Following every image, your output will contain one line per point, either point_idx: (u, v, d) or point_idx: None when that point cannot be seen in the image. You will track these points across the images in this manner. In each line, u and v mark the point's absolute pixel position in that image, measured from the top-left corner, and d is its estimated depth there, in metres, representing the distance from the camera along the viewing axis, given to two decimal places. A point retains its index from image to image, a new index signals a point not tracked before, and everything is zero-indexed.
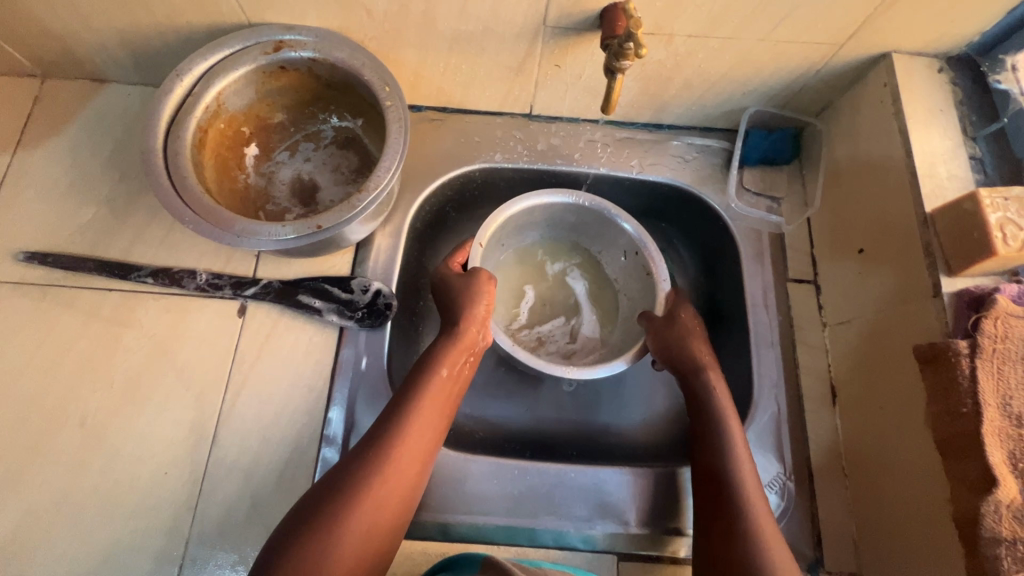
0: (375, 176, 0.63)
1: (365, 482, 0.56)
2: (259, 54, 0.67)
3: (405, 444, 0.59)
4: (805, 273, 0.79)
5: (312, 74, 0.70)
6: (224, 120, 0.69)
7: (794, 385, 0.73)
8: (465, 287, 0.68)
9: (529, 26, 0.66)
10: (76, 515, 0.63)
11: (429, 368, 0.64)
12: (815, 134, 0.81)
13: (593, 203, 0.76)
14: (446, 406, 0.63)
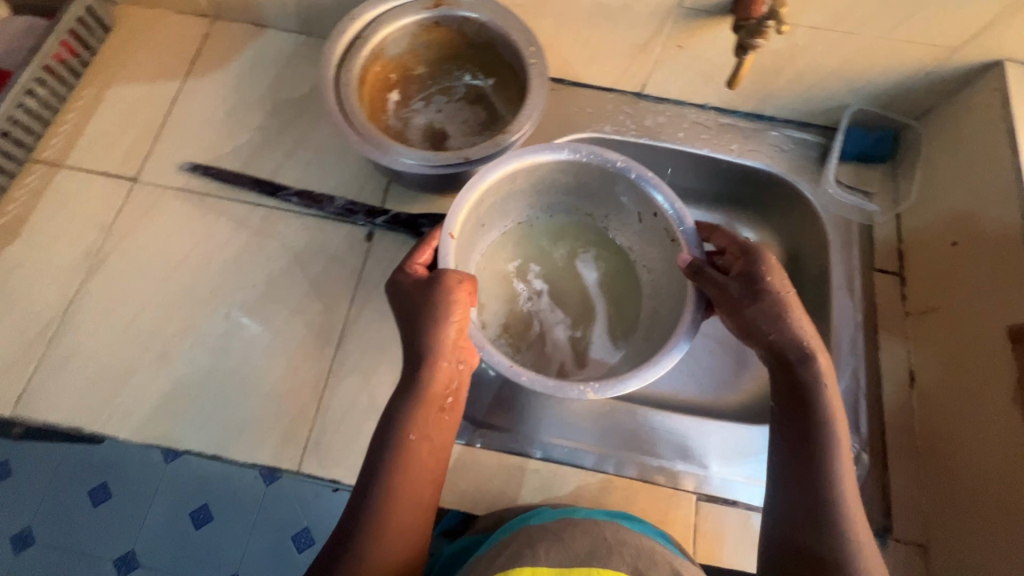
0: (518, 121, 0.71)
1: (367, 549, 0.47)
2: (422, 8, 0.75)
3: (400, 503, 0.49)
4: (891, 265, 0.83)
5: (460, 32, 0.78)
6: (380, 64, 0.78)
7: (873, 367, 0.77)
8: (426, 311, 0.55)
9: (666, 5, 0.73)
10: (218, 391, 0.71)
11: (414, 398, 0.53)
12: (913, 137, 0.85)
13: (592, 157, 0.67)
14: (437, 429, 0.53)
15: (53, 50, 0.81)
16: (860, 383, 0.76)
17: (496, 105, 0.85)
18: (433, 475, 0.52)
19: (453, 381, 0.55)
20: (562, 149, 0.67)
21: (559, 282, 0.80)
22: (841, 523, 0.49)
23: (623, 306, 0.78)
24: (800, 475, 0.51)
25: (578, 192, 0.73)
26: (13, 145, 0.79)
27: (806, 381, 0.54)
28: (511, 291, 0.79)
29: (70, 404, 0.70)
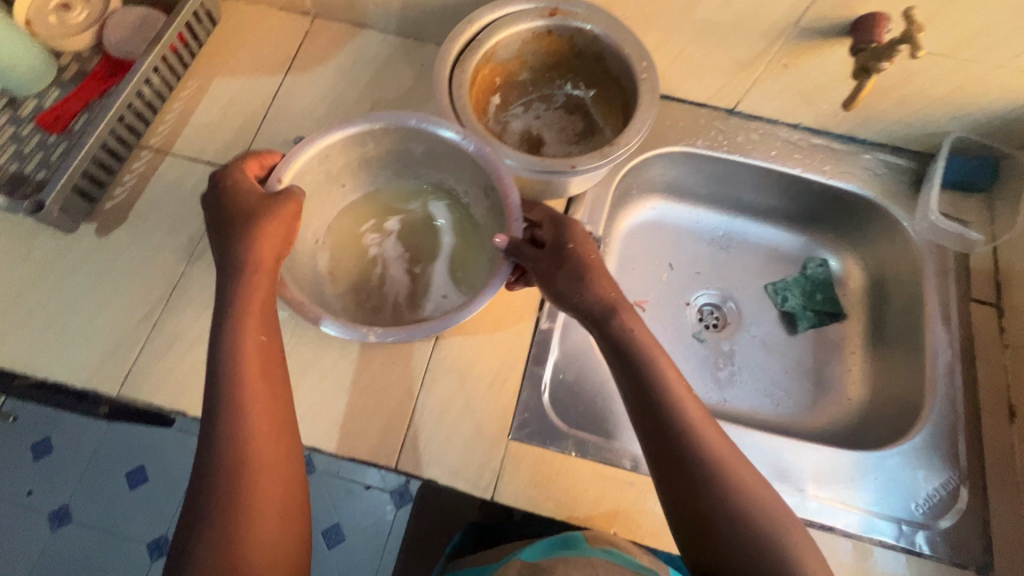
0: (627, 134, 0.70)
1: (236, 480, 0.50)
2: (537, 17, 0.76)
3: (257, 425, 0.53)
4: (988, 295, 0.81)
5: (570, 42, 0.79)
6: (489, 67, 0.79)
7: (972, 398, 0.76)
8: (230, 248, 0.58)
9: (781, 24, 0.74)
10: (318, 382, 0.73)
11: (225, 330, 0.55)
12: (1014, 167, 0.84)
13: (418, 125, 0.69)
14: (269, 347, 0.57)
15: (170, 40, 0.83)
16: (959, 414, 0.75)
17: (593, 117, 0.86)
18: (275, 396, 0.55)
19: (264, 303, 0.58)
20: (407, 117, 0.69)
21: (414, 244, 0.79)
22: (703, 452, 0.53)
23: (465, 265, 0.76)
24: (653, 431, 0.55)
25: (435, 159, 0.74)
26: (127, 131, 0.81)
27: (624, 333, 0.58)
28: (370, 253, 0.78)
29: (168, 388, 0.70)
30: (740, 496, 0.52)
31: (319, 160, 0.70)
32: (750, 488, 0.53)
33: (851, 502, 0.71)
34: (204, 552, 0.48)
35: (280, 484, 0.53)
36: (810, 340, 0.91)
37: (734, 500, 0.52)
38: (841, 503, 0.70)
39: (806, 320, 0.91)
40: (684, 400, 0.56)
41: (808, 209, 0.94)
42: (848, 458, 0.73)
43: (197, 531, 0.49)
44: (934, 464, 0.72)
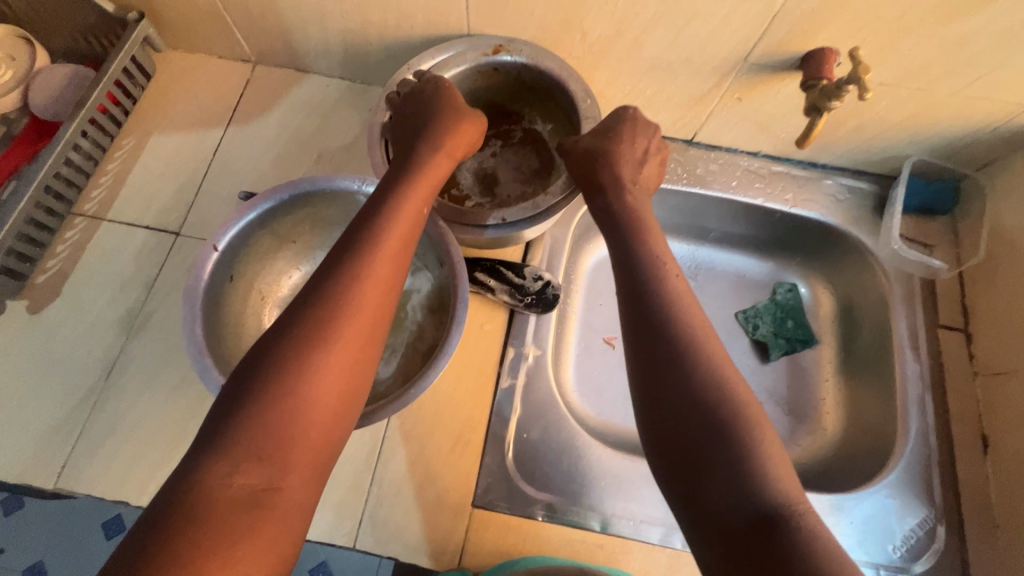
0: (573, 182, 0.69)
1: (293, 400, 0.43)
2: (479, 55, 0.75)
3: (336, 351, 0.45)
4: (956, 321, 0.80)
5: (518, 77, 0.77)
6: None
7: (944, 430, 0.74)
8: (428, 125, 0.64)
9: (731, 60, 0.72)
10: None
11: (361, 252, 0.50)
12: (975, 188, 0.83)
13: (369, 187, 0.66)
14: (397, 281, 0.51)
15: (98, 101, 0.79)
16: (932, 448, 0.73)
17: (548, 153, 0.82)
18: (374, 322, 0.48)
19: (406, 247, 0.53)
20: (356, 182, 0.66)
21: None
22: (712, 393, 0.45)
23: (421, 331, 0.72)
24: (654, 359, 0.48)
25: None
26: (55, 200, 0.77)
27: (653, 265, 0.53)
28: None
29: (110, 478, 0.67)
30: (756, 456, 0.42)
31: (261, 221, 0.66)
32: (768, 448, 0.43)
33: None
34: (231, 486, 0.39)
35: (328, 417, 0.44)
36: (785, 370, 0.88)
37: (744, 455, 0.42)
38: None
39: (779, 349, 0.88)
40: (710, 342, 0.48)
41: (774, 237, 0.92)
42: (819, 501, 0.71)
43: (229, 459, 0.40)
44: (909, 503, 0.71)
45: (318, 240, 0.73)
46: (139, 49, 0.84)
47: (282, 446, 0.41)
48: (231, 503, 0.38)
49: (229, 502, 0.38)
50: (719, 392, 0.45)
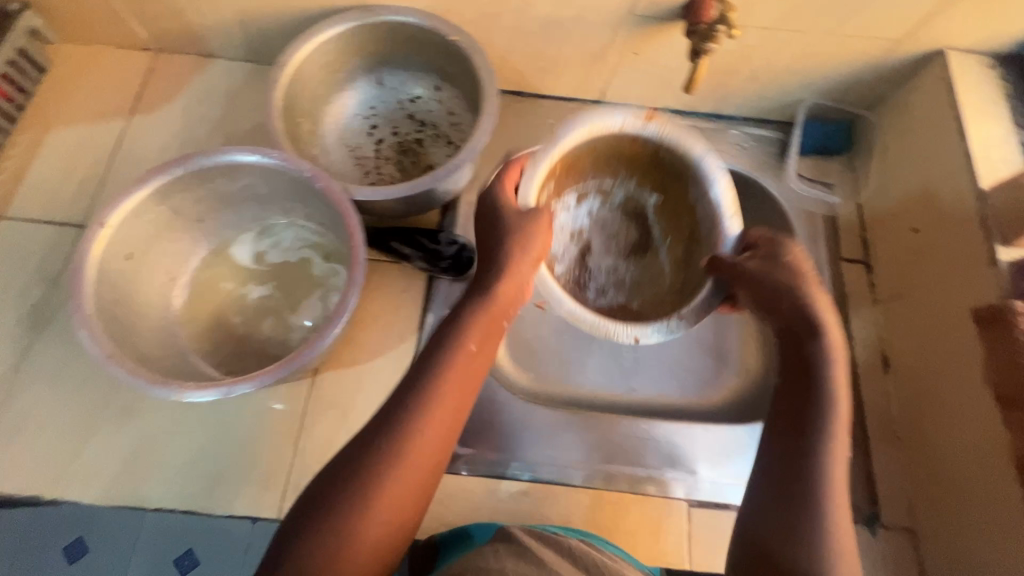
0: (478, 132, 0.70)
1: (362, 512, 0.43)
2: (363, 15, 0.74)
3: (404, 470, 0.45)
4: (857, 253, 0.84)
5: (409, 36, 0.76)
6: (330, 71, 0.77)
7: (848, 355, 0.78)
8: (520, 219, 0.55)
9: (618, 13, 0.73)
10: (187, 439, 0.68)
11: (450, 341, 0.50)
12: (868, 126, 0.87)
13: (262, 160, 0.64)
14: (479, 370, 0.51)
15: None
16: (838, 372, 0.77)
17: (450, 94, 0.82)
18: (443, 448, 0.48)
19: (490, 332, 0.52)
20: (262, 151, 0.64)
21: (282, 274, 0.73)
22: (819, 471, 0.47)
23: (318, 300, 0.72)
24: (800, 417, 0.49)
25: (295, 195, 0.69)
26: None
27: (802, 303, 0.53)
28: (227, 291, 0.72)
29: (24, 473, 0.66)
30: (825, 527, 0.45)
31: (157, 197, 0.65)
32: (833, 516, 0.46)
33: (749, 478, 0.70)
34: (309, 565, 0.42)
35: (399, 512, 0.45)
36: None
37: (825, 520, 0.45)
38: (724, 474, 0.70)
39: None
40: (841, 424, 0.49)
41: None
42: (723, 432, 0.73)
43: (303, 546, 0.42)
44: None
45: (219, 218, 0.72)
46: (28, 42, 0.81)
47: (372, 551, 0.43)
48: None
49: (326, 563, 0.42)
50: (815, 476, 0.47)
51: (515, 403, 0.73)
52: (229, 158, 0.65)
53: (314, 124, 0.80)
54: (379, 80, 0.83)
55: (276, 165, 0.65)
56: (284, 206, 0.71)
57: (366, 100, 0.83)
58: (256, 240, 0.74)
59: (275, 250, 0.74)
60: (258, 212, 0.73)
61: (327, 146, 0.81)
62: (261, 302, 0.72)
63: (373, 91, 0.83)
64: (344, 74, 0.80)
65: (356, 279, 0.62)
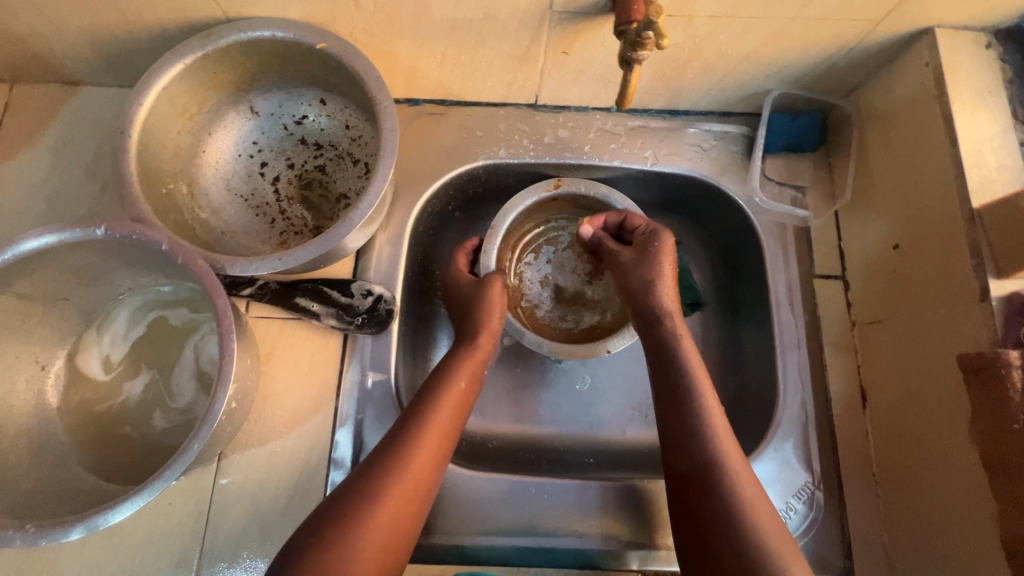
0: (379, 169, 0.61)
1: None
2: (220, 36, 0.62)
3: (375, 523, 0.49)
4: (833, 268, 0.74)
5: (282, 52, 0.66)
6: (195, 105, 0.67)
7: (822, 389, 0.70)
8: (477, 298, 0.67)
9: (535, 11, 0.60)
10: (80, 547, 0.61)
11: (432, 406, 0.57)
12: (843, 117, 0.75)
13: (91, 232, 0.55)
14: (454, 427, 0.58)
15: None
16: (809, 408, 0.69)
17: (339, 106, 0.72)
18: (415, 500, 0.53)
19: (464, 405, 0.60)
20: (90, 227, 0.55)
21: (149, 350, 0.65)
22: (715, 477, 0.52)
23: (201, 365, 0.65)
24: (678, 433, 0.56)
25: (139, 260, 0.60)
26: None
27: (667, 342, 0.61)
28: (106, 404, 0.63)
29: None
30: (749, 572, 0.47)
31: None
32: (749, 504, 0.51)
33: None
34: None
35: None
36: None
37: (736, 513, 0.50)
38: None
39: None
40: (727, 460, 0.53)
41: (647, 198, 0.83)
42: None
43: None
44: (788, 471, 0.66)
45: (66, 305, 0.62)
46: None
47: None
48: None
49: None
50: (715, 471, 0.52)
51: (453, 474, 0.67)
52: (47, 239, 0.54)
53: (191, 182, 0.69)
54: (252, 108, 0.72)
55: (113, 238, 0.56)
56: (133, 275, 0.62)
57: (246, 135, 0.73)
58: (102, 341, 0.65)
59: (128, 340, 0.65)
60: (105, 289, 0.63)
61: (216, 203, 0.71)
62: (143, 392, 0.64)
63: (251, 122, 0.73)
64: (208, 111, 0.69)
65: (225, 378, 0.52)
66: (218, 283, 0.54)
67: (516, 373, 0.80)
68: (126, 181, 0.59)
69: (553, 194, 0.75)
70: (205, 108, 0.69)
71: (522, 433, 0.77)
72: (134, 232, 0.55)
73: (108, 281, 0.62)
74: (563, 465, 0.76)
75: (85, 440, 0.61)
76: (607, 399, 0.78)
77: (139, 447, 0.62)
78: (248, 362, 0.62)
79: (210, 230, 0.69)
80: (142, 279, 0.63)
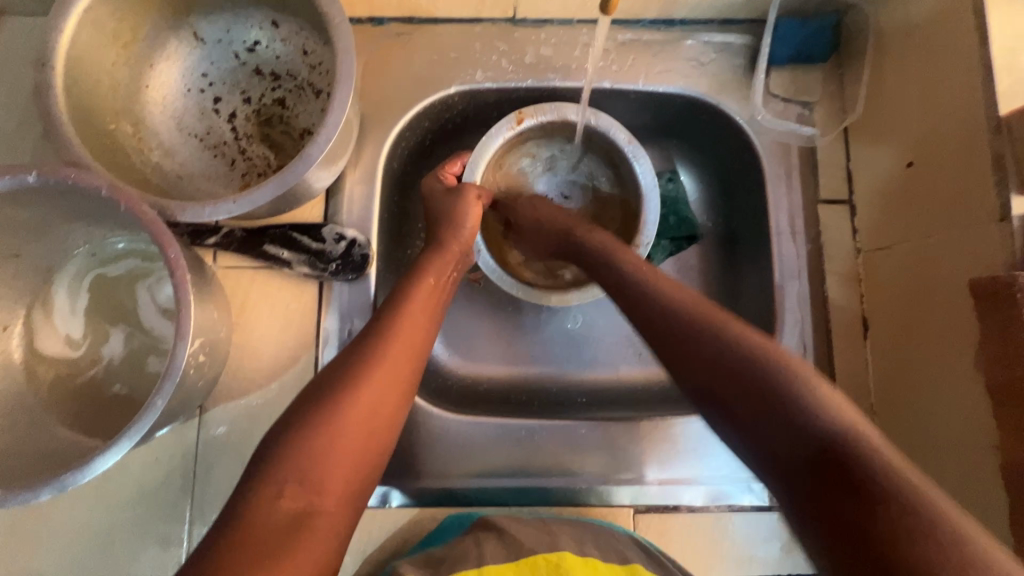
0: (338, 92, 0.54)
1: (318, 464, 0.42)
2: None
3: (376, 373, 0.47)
4: (839, 192, 0.69)
5: None
6: (127, 29, 0.60)
7: (822, 321, 0.67)
8: (452, 199, 0.62)
9: None
10: (70, 504, 0.61)
11: (404, 296, 0.54)
12: (860, 20, 0.67)
13: (14, 181, 0.49)
14: (426, 332, 0.53)
15: None
16: (808, 342, 0.66)
17: (294, 29, 0.65)
18: (382, 441, 0.46)
19: (434, 311, 0.55)
20: (22, 174, 0.49)
21: (110, 308, 0.63)
22: (745, 365, 0.41)
23: (167, 309, 0.63)
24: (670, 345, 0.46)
25: (83, 210, 0.55)
26: None
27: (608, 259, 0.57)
28: (88, 375, 0.61)
29: None
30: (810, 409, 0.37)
31: None
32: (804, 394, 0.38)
33: (690, 476, 0.65)
34: (275, 514, 0.39)
35: (362, 445, 0.45)
36: (670, 274, 0.75)
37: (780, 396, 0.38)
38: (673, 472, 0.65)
39: (662, 252, 0.74)
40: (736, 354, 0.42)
41: (641, 123, 0.76)
42: (689, 425, 0.66)
43: (271, 487, 0.40)
44: None
45: (9, 270, 0.57)
46: None
47: (343, 461, 0.43)
48: (266, 523, 0.39)
49: (271, 526, 0.39)
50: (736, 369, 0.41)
51: (444, 420, 0.66)
52: None
53: (137, 123, 0.63)
54: (197, 35, 0.66)
55: (50, 186, 0.51)
56: (64, 229, 0.58)
57: (194, 66, 0.67)
58: (54, 322, 0.61)
59: (80, 307, 0.62)
60: (46, 249, 0.59)
61: (169, 144, 0.65)
62: (120, 353, 0.62)
63: (197, 52, 0.66)
64: (146, 39, 0.62)
65: (184, 331, 0.49)
66: (166, 231, 0.50)
67: (506, 314, 0.76)
68: (54, 122, 0.52)
69: (518, 130, 0.66)
70: (142, 36, 0.62)
71: (514, 374, 0.75)
72: (71, 178, 0.50)
73: (53, 237, 0.58)
74: (555, 406, 0.73)
75: (60, 400, 0.59)
76: (597, 336, 0.76)
77: (120, 407, 0.60)
78: (216, 315, 0.58)
79: (164, 174, 0.63)
80: (74, 233, 0.59)
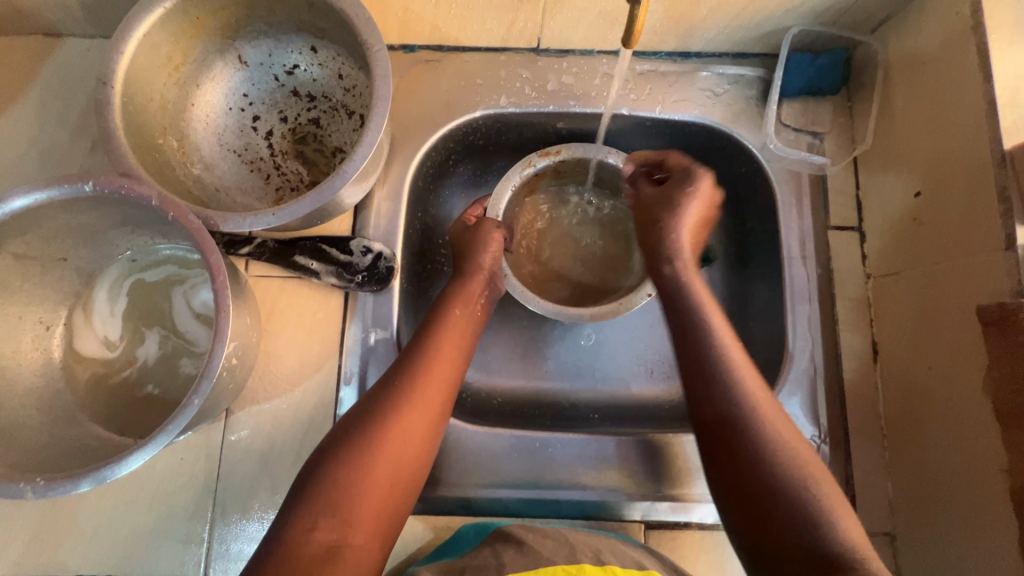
0: (374, 115, 0.57)
1: (349, 499, 0.46)
2: None
3: (404, 412, 0.50)
4: (848, 219, 0.71)
5: None
6: (179, 51, 0.64)
7: (832, 343, 0.68)
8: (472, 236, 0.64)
9: None
10: (97, 500, 0.63)
11: (431, 334, 0.57)
12: (869, 56, 0.71)
13: (71, 189, 0.53)
14: (451, 369, 0.55)
15: None
16: (819, 364, 0.68)
17: (331, 55, 0.69)
18: (411, 476, 0.50)
19: (459, 349, 0.57)
20: (79, 183, 0.53)
21: (147, 312, 0.66)
22: (752, 426, 0.51)
23: (200, 314, 0.66)
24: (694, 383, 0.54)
25: (130, 218, 0.59)
26: None
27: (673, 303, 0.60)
28: (122, 376, 0.64)
29: None
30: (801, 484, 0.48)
31: None
32: (797, 465, 0.49)
33: (701, 494, 0.66)
34: (310, 546, 0.43)
35: (389, 479, 0.48)
36: None
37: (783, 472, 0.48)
38: (684, 489, 0.66)
39: None
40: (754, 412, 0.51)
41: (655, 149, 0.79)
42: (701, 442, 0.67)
43: (305, 520, 0.44)
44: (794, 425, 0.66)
45: (55, 272, 0.61)
46: None
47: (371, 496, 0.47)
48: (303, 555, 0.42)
49: (307, 558, 0.42)
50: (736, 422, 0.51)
51: (459, 429, 0.67)
52: (24, 199, 0.52)
53: (182, 138, 0.67)
54: (240, 57, 0.70)
55: (102, 195, 0.54)
56: (109, 235, 0.61)
57: (236, 87, 0.71)
58: (94, 323, 0.64)
59: (118, 310, 0.65)
60: (90, 253, 0.62)
61: (210, 159, 0.69)
62: (153, 355, 0.65)
63: (239, 73, 0.71)
64: (195, 61, 0.67)
65: (221, 334, 0.52)
66: (209, 239, 0.53)
67: (522, 328, 0.79)
68: (111, 136, 0.56)
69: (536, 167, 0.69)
70: (192, 58, 0.66)
71: (528, 388, 0.77)
72: (124, 188, 0.53)
73: (98, 242, 0.61)
74: (568, 420, 0.75)
75: (95, 398, 0.62)
76: (611, 353, 0.78)
77: (150, 408, 0.63)
78: (247, 320, 0.61)
79: (204, 187, 0.67)
80: (118, 240, 0.62)
